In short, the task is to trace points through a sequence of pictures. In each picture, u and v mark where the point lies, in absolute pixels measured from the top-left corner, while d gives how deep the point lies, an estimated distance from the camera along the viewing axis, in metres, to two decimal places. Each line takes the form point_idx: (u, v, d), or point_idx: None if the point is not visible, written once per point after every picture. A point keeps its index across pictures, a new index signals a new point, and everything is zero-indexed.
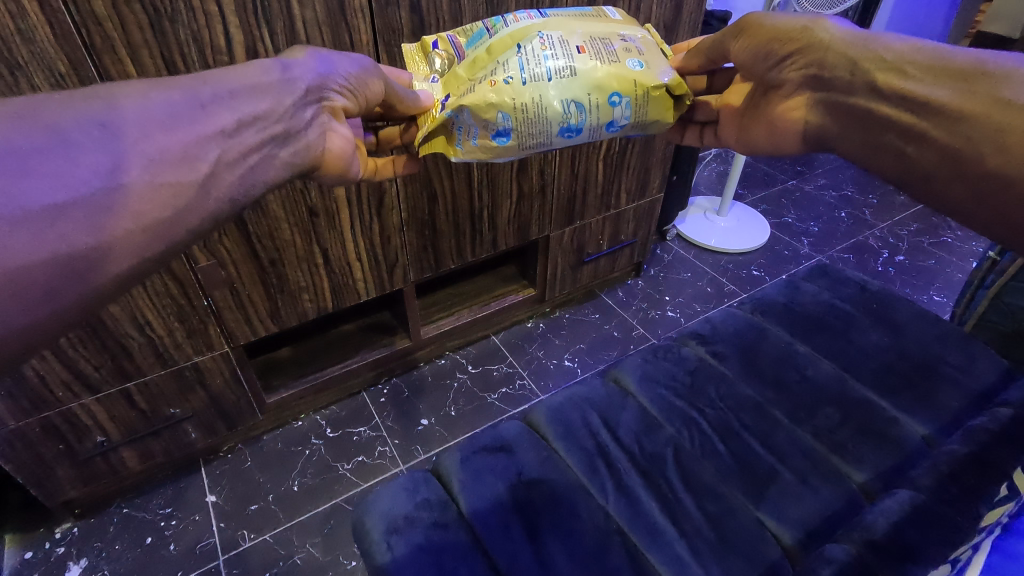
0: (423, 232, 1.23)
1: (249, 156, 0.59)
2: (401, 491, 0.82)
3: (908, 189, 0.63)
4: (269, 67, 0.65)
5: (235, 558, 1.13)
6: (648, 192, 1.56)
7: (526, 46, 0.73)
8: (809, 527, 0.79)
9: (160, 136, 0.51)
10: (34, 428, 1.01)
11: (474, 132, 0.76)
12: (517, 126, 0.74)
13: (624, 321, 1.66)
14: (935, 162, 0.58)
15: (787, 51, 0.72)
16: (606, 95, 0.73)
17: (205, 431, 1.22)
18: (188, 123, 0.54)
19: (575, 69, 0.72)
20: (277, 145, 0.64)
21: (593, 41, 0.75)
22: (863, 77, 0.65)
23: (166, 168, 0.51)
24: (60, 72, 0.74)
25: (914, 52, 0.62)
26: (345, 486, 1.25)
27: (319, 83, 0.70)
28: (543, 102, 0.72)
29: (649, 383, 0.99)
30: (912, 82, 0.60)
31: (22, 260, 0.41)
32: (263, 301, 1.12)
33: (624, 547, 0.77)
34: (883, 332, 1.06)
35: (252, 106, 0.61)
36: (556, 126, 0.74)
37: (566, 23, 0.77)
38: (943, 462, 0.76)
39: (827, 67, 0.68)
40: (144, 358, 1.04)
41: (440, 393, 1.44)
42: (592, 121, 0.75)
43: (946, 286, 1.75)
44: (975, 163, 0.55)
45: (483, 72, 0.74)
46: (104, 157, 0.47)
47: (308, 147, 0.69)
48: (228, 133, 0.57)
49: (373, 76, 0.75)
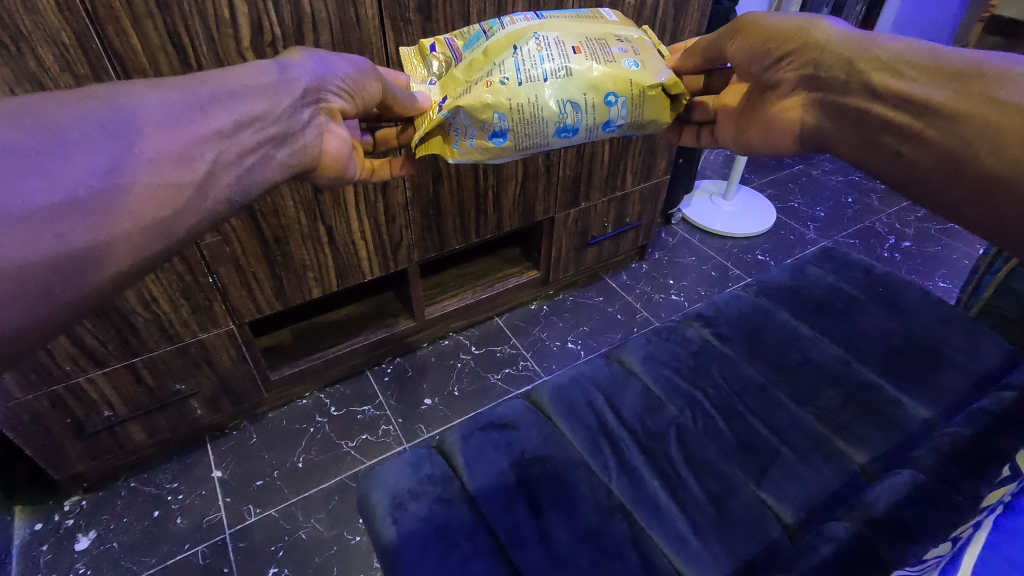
0: (428, 211, 1.23)
1: (245, 157, 0.59)
2: (406, 466, 0.83)
3: (905, 191, 0.62)
4: (266, 68, 0.65)
5: (241, 531, 1.15)
6: (654, 174, 1.55)
7: (522, 47, 0.72)
8: (809, 506, 0.79)
9: (157, 137, 0.51)
10: (42, 402, 1.02)
11: (470, 133, 0.75)
12: (512, 126, 0.73)
13: (628, 304, 1.66)
14: (930, 163, 0.58)
15: (783, 51, 0.71)
16: (602, 95, 0.73)
17: (211, 407, 1.24)
18: (186, 123, 0.54)
19: (570, 69, 0.72)
20: (274, 146, 0.63)
21: (589, 42, 0.74)
22: (859, 78, 0.64)
23: (166, 168, 0.51)
24: (64, 44, 0.74)
25: (910, 52, 0.61)
26: (350, 463, 1.26)
27: (317, 83, 0.69)
28: (540, 102, 0.72)
29: (652, 363, 0.99)
30: (908, 83, 0.59)
31: (18, 259, 0.41)
32: (267, 278, 1.12)
33: (626, 522, 0.78)
34: (888, 316, 1.06)
35: (250, 106, 0.60)
36: (552, 127, 0.74)
37: (565, 23, 0.77)
38: (945, 443, 0.77)
39: (823, 67, 0.67)
40: (150, 335, 1.05)
41: (443, 373, 1.45)
42: (589, 121, 0.74)
43: (952, 272, 1.74)
44: (972, 164, 0.54)
45: (480, 74, 0.73)
46: (101, 158, 0.47)
47: (306, 148, 0.68)
48: (226, 134, 0.57)
49: (371, 77, 0.75)
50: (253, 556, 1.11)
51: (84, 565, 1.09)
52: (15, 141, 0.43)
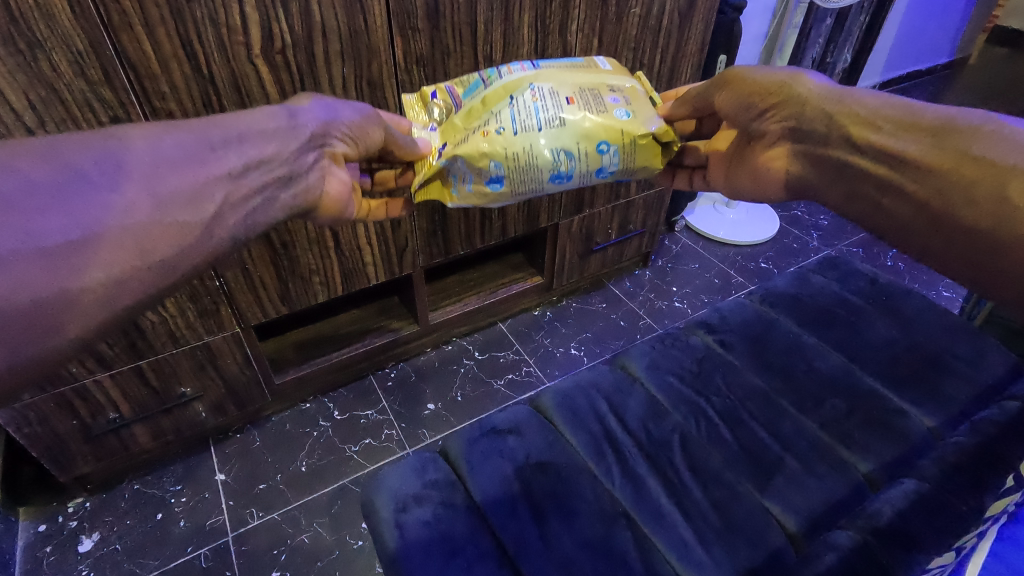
0: (433, 217, 1.24)
1: (250, 198, 0.59)
2: (410, 472, 0.83)
3: (886, 238, 0.62)
4: (274, 114, 0.66)
5: (243, 534, 1.15)
6: (658, 181, 1.56)
7: (518, 98, 0.74)
8: (812, 514, 0.79)
9: (170, 176, 0.52)
10: (49, 403, 1.02)
11: (468, 179, 0.76)
12: (509, 173, 0.74)
13: (631, 311, 1.66)
14: (909, 214, 0.58)
15: (767, 104, 0.73)
16: (595, 143, 0.73)
17: (215, 410, 1.24)
18: (198, 164, 0.54)
19: (563, 119, 0.72)
20: (278, 188, 0.63)
21: (583, 92, 0.75)
22: (839, 130, 0.65)
23: (177, 205, 0.51)
24: (78, 49, 0.75)
25: (889, 108, 0.63)
26: (353, 467, 1.26)
27: (321, 130, 0.69)
28: (534, 151, 0.72)
29: (656, 370, 1.00)
30: (886, 137, 0.61)
31: (32, 294, 0.41)
32: (274, 283, 1.12)
33: (631, 529, 0.78)
34: (892, 325, 1.06)
35: (258, 150, 0.61)
36: (547, 173, 0.75)
37: (559, 76, 0.78)
38: (950, 452, 0.77)
39: (805, 121, 0.69)
40: (156, 337, 1.06)
41: (446, 379, 1.45)
42: (582, 168, 0.75)
43: (956, 282, 1.74)
44: (947, 215, 0.54)
45: (477, 123, 0.75)
46: (115, 197, 0.47)
47: (308, 189, 0.68)
48: (235, 175, 0.57)
49: (373, 123, 0.75)
50: (255, 560, 1.11)
51: (87, 567, 1.10)
52: (33, 181, 0.44)
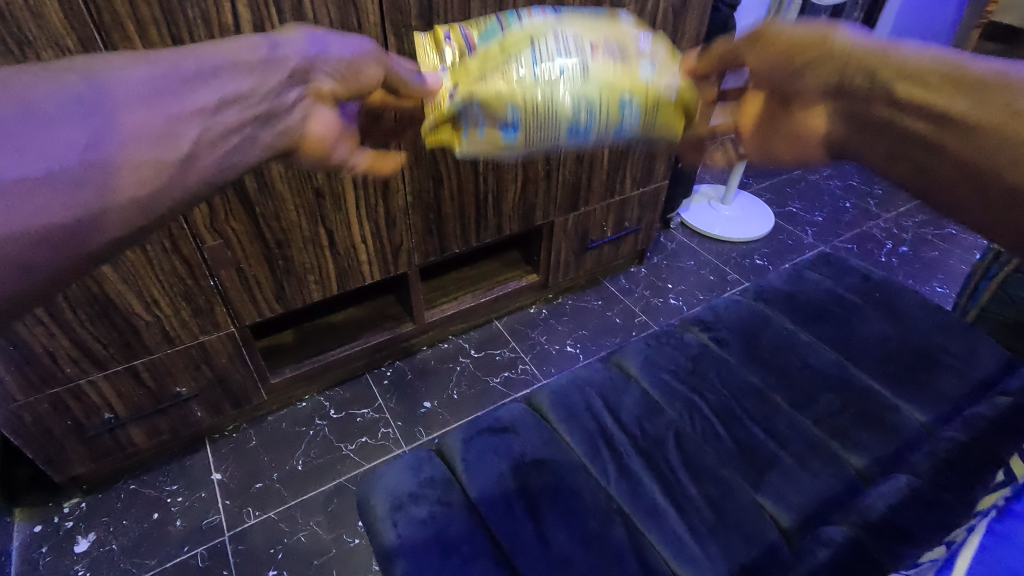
0: (428, 215, 1.23)
1: (227, 139, 0.47)
2: (405, 470, 0.83)
3: (928, 201, 0.56)
4: (256, 43, 0.50)
5: (240, 534, 1.15)
6: (653, 179, 1.56)
7: (539, 30, 0.58)
8: (807, 510, 0.80)
9: (140, 113, 0.41)
10: (43, 404, 1.02)
11: (479, 124, 0.59)
12: (528, 121, 0.58)
13: (627, 308, 1.66)
14: (953, 175, 0.52)
15: (803, 60, 0.60)
16: (618, 95, 0.58)
17: (211, 410, 1.24)
18: (170, 98, 0.43)
19: (587, 62, 0.57)
20: (259, 128, 0.50)
21: (612, 30, 0.60)
22: (882, 86, 0.55)
23: (143, 146, 0.41)
24: (69, 49, 0.75)
25: (933, 62, 0.54)
26: (349, 466, 1.26)
27: (308, 62, 0.53)
28: (556, 96, 0.57)
29: (651, 367, 1.00)
30: (933, 92, 0.52)
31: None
32: (269, 282, 1.12)
33: (626, 525, 0.79)
34: (886, 321, 1.06)
35: (236, 83, 0.48)
36: (565, 125, 0.59)
37: (588, 14, 0.62)
38: (942, 448, 0.77)
39: (847, 76, 0.57)
40: (151, 337, 1.06)
41: (443, 377, 1.46)
42: (602, 123, 0.60)
43: (949, 278, 1.75)
44: (995, 176, 0.49)
45: (490, 57, 0.58)
46: (78, 134, 0.38)
47: (291, 134, 0.53)
48: (209, 112, 0.45)
49: (371, 60, 0.58)
50: (252, 560, 1.11)
51: (83, 567, 1.09)
52: None
